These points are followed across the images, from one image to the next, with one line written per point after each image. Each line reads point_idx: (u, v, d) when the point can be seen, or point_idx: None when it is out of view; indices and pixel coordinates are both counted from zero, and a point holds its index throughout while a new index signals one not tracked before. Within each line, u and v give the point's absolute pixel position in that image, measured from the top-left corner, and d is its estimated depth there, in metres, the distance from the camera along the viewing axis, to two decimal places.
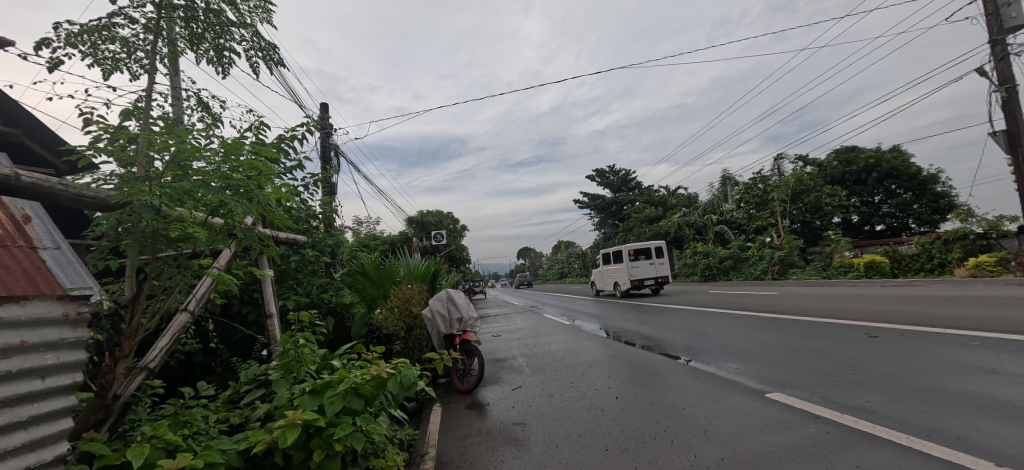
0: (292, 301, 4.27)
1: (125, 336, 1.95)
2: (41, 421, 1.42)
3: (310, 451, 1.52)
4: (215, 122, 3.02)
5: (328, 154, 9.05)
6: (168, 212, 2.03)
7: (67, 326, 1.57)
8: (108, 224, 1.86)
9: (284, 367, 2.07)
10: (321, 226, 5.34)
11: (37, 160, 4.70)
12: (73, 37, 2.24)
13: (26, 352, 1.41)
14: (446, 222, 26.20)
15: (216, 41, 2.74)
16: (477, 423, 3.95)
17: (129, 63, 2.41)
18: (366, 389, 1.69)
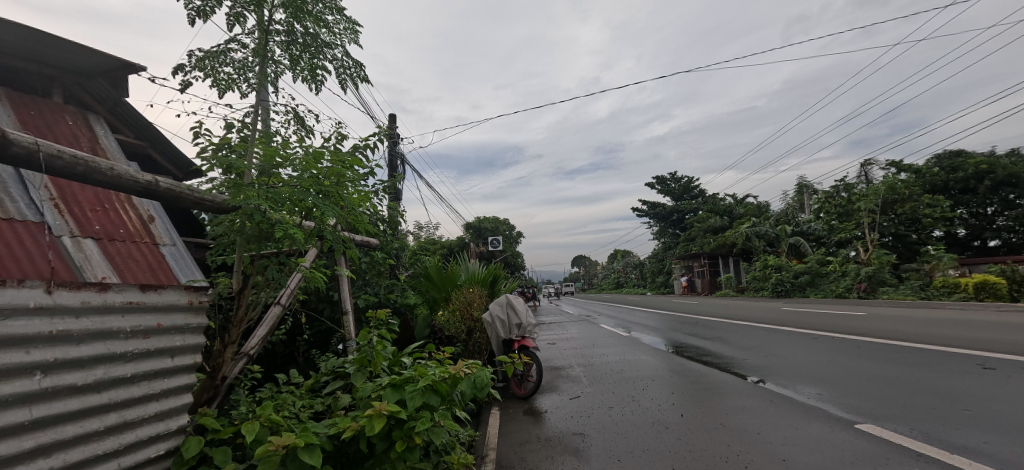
0: (363, 300, 4.57)
1: (233, 324, 2.18)
2: (170, 394, 1.63)
3: (392, 442, 1.61)
4: (306, 134, 3.33)
5: (395, 162, 9.55)
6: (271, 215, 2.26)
7: (191, 313, 1.78)
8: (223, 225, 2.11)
9: (361, 362, 2.22)
10: (389, 229, 5.65)
11: (157, 167, 5.42)
12: (199, 62, 2.58)
13: (161, 334, 1.63)
14: (502, 228, 26.54)
15: (311, 61, 3.03)
16: (535, 430, 3.96)
17: (240, 83, 2.73)
18: (443, 387, 1.75)
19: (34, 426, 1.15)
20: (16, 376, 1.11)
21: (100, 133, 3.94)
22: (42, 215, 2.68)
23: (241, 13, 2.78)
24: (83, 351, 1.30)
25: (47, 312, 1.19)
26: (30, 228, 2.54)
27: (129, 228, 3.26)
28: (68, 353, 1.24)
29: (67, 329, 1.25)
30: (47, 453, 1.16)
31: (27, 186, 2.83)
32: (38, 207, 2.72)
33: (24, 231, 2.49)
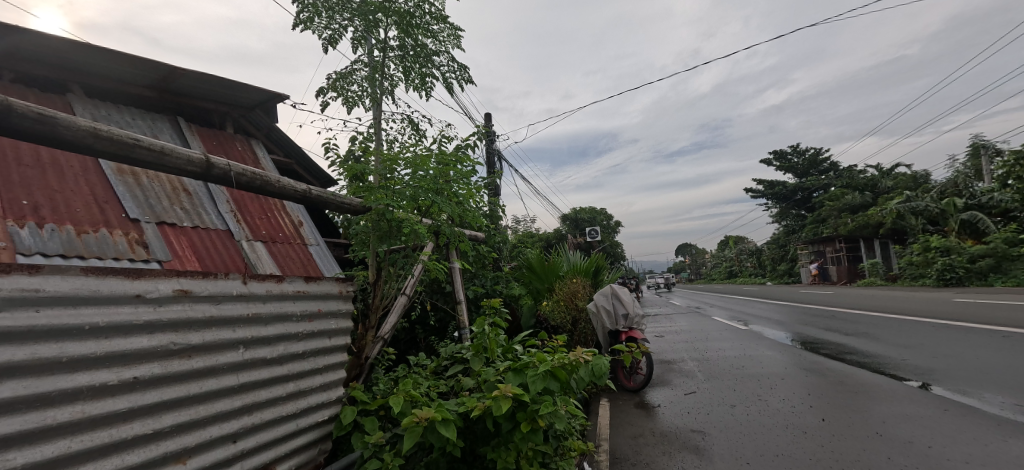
0: (473, 291, 4.85)
1: (371, 311, 2.47)
2: (332, 369, 1.88)
3: (517, 422, 1.70)
4: (418, 138, 3.63)
5: (493, 159, 9.91)
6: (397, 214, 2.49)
7: (343, 300, 2.00)
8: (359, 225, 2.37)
9: (479, 348, 2.35)
10: (491, 223, 5.92)
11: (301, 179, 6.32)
12: (332, 84, 2.97)
13: (322, 318, 1.87)
14: (599, 219, 25.96)
15: (421, 70, 3.28)
16: (648, 424, 3.82)
17: (364, 98, 3.08)
18: (562, 373, 1.79)
19: (242, 389, 1.41)
20: (226, 348, 1.36)
21: (258, 155, 4.74)
22: (227, 224, 3.41)
23: (362, 35, 3.11)
24: (268, 330, 1.54)
25: (243, 298, 1.44)
26: (220, 235, 3.28)
27: (285, 231, 3.90)
28: (259, 332, 1.49)
29: (258, 312, 1.50)
30: (249, 411, 1.41)
31: (216, 201, 3.55)
32: (224, 218, 3.46)
33: (217, 238, 3.23)
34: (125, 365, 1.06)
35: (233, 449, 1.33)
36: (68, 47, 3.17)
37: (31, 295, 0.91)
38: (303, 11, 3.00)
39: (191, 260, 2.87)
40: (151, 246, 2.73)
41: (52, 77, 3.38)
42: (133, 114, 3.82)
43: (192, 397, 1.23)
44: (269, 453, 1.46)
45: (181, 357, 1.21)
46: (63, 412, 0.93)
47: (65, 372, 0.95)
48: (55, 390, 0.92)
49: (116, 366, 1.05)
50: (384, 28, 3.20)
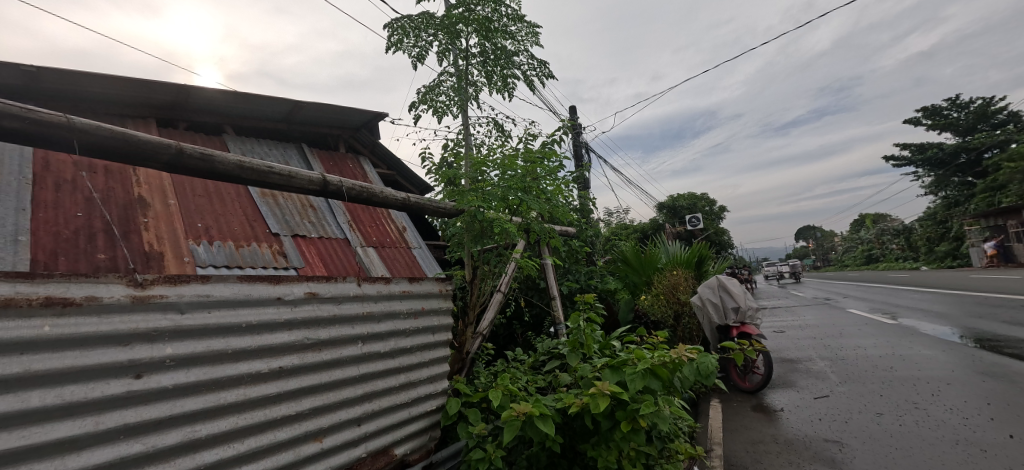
0: (566, 286, 4.83)
1: (469, 307, 2.60)
2: (438, 362, 2.00)
3: (616, 421, 1.65)
4: (504, 139, 3.72)
5: (580, 152, 9.77)
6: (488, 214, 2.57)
7: (443, 299, 2.07)
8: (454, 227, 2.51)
9: (574, 344, 2.32)
10: (582, 217, 5.85)
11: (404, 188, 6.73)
12: (422, 98, 3.18)
13: (426, 315, 1.95)
14: (701, 205, 24.06)
15: (502, 72, 3.36)
16: (770, 429, 3.44)
17: (451, 107, 3.24)
18: (663, 372, 1.69)
19: (364, 379, 1.56)
20: (348, 342, 1.51)
21: (366, 170, 5.25)
22: (345, 233, 3.84)
23: (446, 47, 3.28)
24: (381, 327, 1.67)
25: (359, 298, 1.58)
26: (340, 243, 3.72)
27: (392, 237, 4.27)
28: (374, 328, 1.63)
29: (372, 310, 1.63)
30: (368, 399, 1.56)
31: (336, 213, 4.03)
32: (342, 228, 3.90)
33: (338, 246, 3.66)
34: (272, 356, 1.26)
35: (359, 431, 1.49)
36: (220, 95, 3.85)
37: (204, 299, 1.11)
38: (393, 34, 3.25)
39: (318, 267, 3.29)
40: (288, 255, 3.21)
41: (212, 121, 4.13)
42: (268, 145, 4.48)
43: (324, 385, 1.40)
44: (386, 437, 1.61)
45: (313, 350, 1.37)
46: (230, 394, 1.13)
47: (231, 361, 1.16)
48: (225, 375, 1.13)
49: (265, 357, 1.24)
50: (466, 37, 3.33)
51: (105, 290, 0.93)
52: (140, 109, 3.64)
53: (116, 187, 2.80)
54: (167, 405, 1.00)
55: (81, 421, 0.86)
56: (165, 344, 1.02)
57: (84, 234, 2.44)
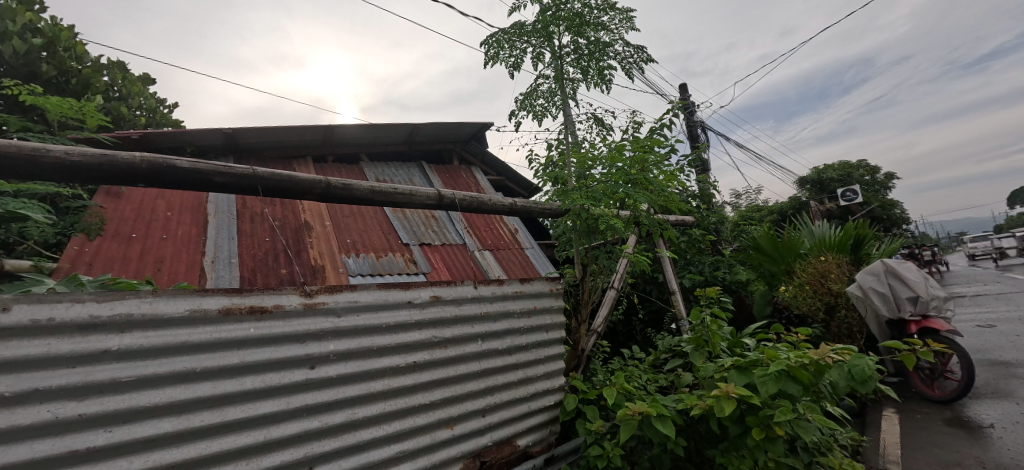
0: (688, 280, 4.51)
1: (580, 306, 2.58)
2: (556, 359, 2.00)
3: (747, 427, 1.53)
4: (606, 132, 3.63)
5: (696, 132, 8.99)
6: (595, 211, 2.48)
7: (554, 298, 2.03)
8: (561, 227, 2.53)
9: (697, 341, 2.16)
10: (702, 204, 5.40)
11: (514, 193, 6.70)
12: (522, 105, 3.27)
13: (539, 314, 1.94)
14: (857, 175, 20.15)
15: (598, 65, 3.30)
16: (973, 449, 2.75)
17: (550, 108, 3.29)
18: (804, 375, 1.49)
19: (487, 374, 1.66)
20: (469, 340, 1.62)
21: (478, 178, 5.64)
22: (463, 239, 4.18)
23: (540, 52, 3.35)
24: (498, 325, 1.74)
25: (476, 300, 1.67)
26: (459, 249, 4.04)
27: (505, 239, 4.49)
28: (491, 327, 1.71)
29: (488, 310, 1.71)
30: (490, 393, 1.66)
31: (454, 222, 4.39)
32: (461, 234, 4.24)
33: (458, 252, 3.99)
34: (408, 352, 1.44)
35: (484, 421, 1.61)
36: (355, 129, 4.49)
37: (353, 304, 1.33)
38: (489, 50, 3.41)
39: (443, 271, 3.64)
40: (418, 262, 3.62)
41: (350, 152, 4.84)
42: (395, 166, 5.11)
43: (451, 378, 1.53)
44: (509, 428, 1.71)
45: (440, 347, 1.52)
46: (378, 383, 1.34)
47: (377, 355, 1.36)
48: (373, 368, 1.34)
49: (402, 353, 1.42)
50: (559, 37, 3.35)
51: (283, 298, 1.19)
52: (300, 149, 4.45)
53: (289, 215, 3.46)
54: (333, 390, 1.25)
55: (277, 400, 1.14)
56: (328, 341, 1.26)
57: (272, 255, 3.08)
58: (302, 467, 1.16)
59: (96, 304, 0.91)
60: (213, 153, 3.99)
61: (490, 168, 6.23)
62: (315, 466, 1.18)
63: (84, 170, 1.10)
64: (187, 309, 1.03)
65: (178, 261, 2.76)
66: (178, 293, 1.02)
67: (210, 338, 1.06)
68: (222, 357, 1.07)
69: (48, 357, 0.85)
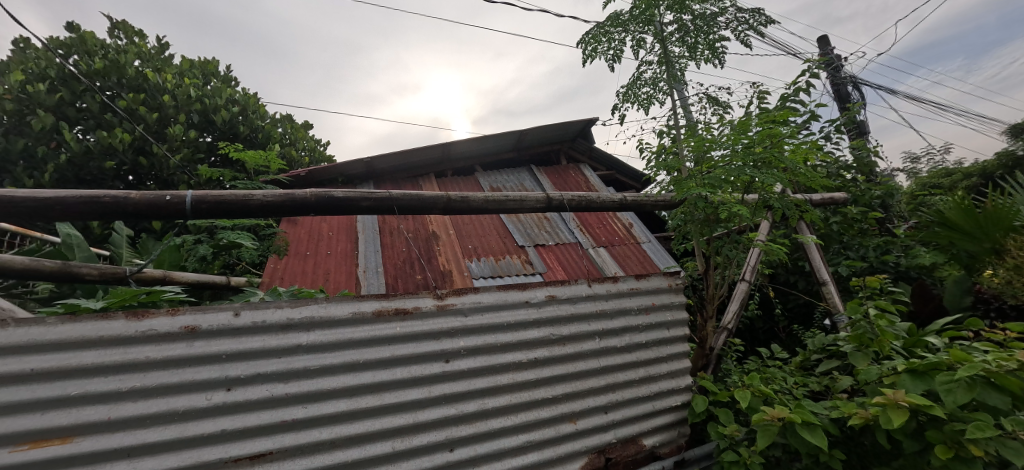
0: (845, 267, 3.83)
1: (706, 300, 2.22)
2: (681, 357, 1.89)
3: (930, 444, 1.28)
4: (724, 110, 3.31)
5: (846, 90, 7.58)
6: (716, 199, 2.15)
7: (674, 294, 1.92)
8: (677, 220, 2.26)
9: (858, 340, 1.83)
10: (859, 176, 4.54)
11: (626, 187, 6.47)
12: (626, 96, 3.16)
13: (658, 310, 1.87)
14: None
15: (707, 39, 3.06)
16: None
17: (657, 95, 3.13)
18: (1013, 383, 1.19)
19: (606, 371, 1.67)
20: (586, 338, 1.65)
21: (587, 176, 5.61)
22: (576, 237, 4.21)
23: (641, 38, 3.22)
24: (615, 323, 1.73)
25: (591, 298, 1.69)
26: (573, 247, 4.08)
27: (619, 235, 4.40)
28: (608, 324, 1.71)
29: (604, 308, 1.72)
30: (611, 390, 1.66)
31: (566, 222, 4.43)
32: (573, 233, 4.29)
33: (572, 250, 4.03)
34: (528, 349, 1.53)
35: (606, 418, 1.63)
36: (468, 143, 4.86)
37: (477, 304, 1.47)
38: (587, 47, 3.40)
39: (558, 270, 3.72)
40: (533, 263, 3.76)
41: (466, 165, 5.25)
42: (507, 173, 5.38)
43: (571, 374, 1.58)
44: (633, 427, 1.69)
45: (559, 344, 1.58)
46: (504, 377, 1.46)
47: (501, 352, 1.48)
48: (498, 363, 1.46)
49: (523, 349, 1.52)
50: (661, 18, 3.17)
51: (420, 301, 1.39)
52: (424, 168, 4.98)
53: (419, 227, 3.88)
54: (466, 382, 1.40)
55: (421, 389, 1.33)
56: (458, 338, 1.42)
57: (408, 263, 3.50)
58: (444, 448, 1.33)
59: (291, 308, 1.25)
60: (358, 180, 4.71)
61: (599, 164, 6.12)
62: (454, 448, 1.34)
63: (274, 206, 1.43)
64: (350, 312, 1.30)
65: (339, 272, 3.30)
66: (342, 299, 1.31)
67: (369, 335, 1.31)
68: (377, 350, 1.31)
69: (264, 348, 1.20)
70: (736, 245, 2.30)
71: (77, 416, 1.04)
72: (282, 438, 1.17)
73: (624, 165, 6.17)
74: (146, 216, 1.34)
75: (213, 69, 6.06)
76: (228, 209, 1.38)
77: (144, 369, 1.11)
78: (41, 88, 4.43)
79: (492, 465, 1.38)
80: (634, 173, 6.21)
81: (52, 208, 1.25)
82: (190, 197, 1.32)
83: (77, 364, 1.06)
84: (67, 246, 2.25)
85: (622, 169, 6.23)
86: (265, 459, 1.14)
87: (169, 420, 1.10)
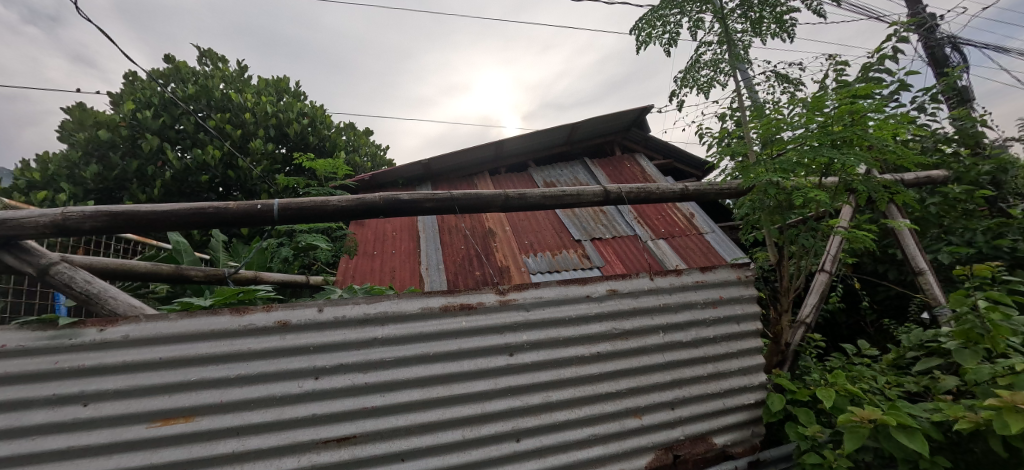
0: (946, 254, 3.41)
1: (780, 293, 2.07)
2: (753, 353, 1.80)
3: None
4: (795, 87, 3.06)
5: (945, 53, 6.68)
6: (789, 184, 1.97)
7: (743, 286, 1.82)
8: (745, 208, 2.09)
9: (964, 336, 1.63)
10: (962, 150, 4.00)
11: (686, 175, 6.19)
12: (684, 81, 3.01)
13: (726, 304, 1.78)
14: None
15: (774, 12, 2.84)
16: None
17: (718, 77, 2.95)
18: None
19: (671, 366, 1.63)
20: (650, 332, 1.62)
21: (644, 166, 5.43)
22: (634, 230, 4.11)
23: (699, 18, 3.05)
24: (680, 317, 1.68)
25: (654, 291, 1.66)
26: (631, 240, 3.99)
27: (680, 226, 4.23)
28: (672, 318, 1.66)
29: (668, 302, 1.67)
30: (677, 386, 1.62)
31: (622, 214, 4.33)
32: (631, 225, 4.18)
33: (630, 243, 3.94)
34: (590, 343, 1.53)
35: (673, 414, 1.59)
36: (520, 140, 4.90)
37: (538, 299, 1.50)
38: (640, 34, 3.29)
39: (617, 264, 3.66)
40: (590, 256, 3.72)
41: (519, 161, 5.29)
42: (560, 167, 5.36)
43: (634, 369, 1.56)
44: (703, 424, 1.64)
45: (621, 338, 1.57)
46: (567, 371, 1.47)
47: (563, 346, 1.49)
48: (560, 357, 1.47)
49: (585, 343, 1.52)
50: None
51: (483, 296, 1.45)
52: (478, 167, 5.09)
53: (475, 225, 3.98)
54: (530, 375, 1.43)
55: (487, 381, 1.39)
56: (520, 332, 1.45)
57: (467, 260, 3.61)
58: (510, 438, 1.37)
59: (367, 304, 1.35)
60: (417, 181, 4.91)
61: (656, 152, 5.91)
62: (520, 439, 1.38)
63: (348, 211, 1.54)
64: (419, 307, 1.38)
65: (403, 270, 3.48)
66: (411, 295, 1.40)
67: (437, 329, 1.38)
68: (445, 344, 1.38)
69: (345, 341, 1.31)
70: (814, 234, 2.09)
71: (196, 399, 1.21)
72: (364, 423, 1.27)
73: (683, 153, 5.90)
74: (241, 223, 1.50)
75: (285, 85, 6.59)
76: (309, 214, 1.52)
77: (246, 359, 1.26)
78: (149, 114, 5.07)
79: (558, 456, 1.41)
80: (694, 161, 5.92)
81: (169, 219, 1.44)
82: (277, 205, 1.47)
83: (195, 353, 1.23)
84: (177, 252, 2.57)
85: (680, 157, 5.97)
86: (349, 442, 1.25)
87: (268, 404, 1.24)
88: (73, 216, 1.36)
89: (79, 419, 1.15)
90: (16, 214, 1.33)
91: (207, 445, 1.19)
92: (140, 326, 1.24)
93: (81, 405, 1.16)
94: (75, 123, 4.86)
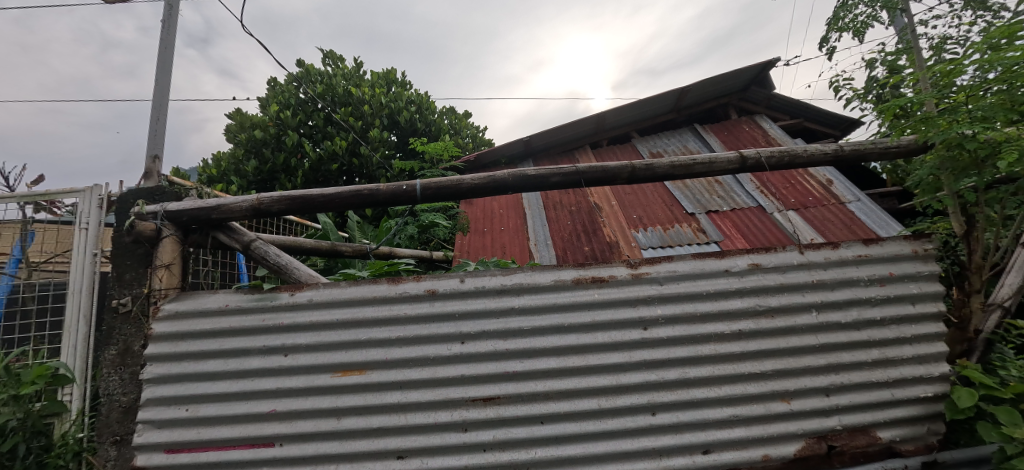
0: None
1: (968, 270, 1.72)
2: (932, 339, 1.53)
3: None
4: (991, 12, 2.43)
5: None
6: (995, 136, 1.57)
7: (920, 261, 1.55)
8: (925, 168, 1.73)
9: None
10: None
11: (818, 135, 5.37)
12: (832, 25, 2.58)
13: (896, 282, 1.53)
14: None
15: None
16: None
17: (879, 13, 2.47)
18: None
19: (826, 349, 1.46)
20: (799, 311, 1.47)
21: (766, 129, 4.85)
22: (758, 201, 3.72)
23: None
24: (837, 295, 1.49)
25: (804, 266, 1.50)
26: (755, 212, 3.63)
27: (816, 195, 3.72)
28: (828, 296, 1.49)
29: (822, 278, 1.50)
30: (833, 370, 1.45)
31: (743, 184, 3.94)
32: (754, 196, 3.79)
33: (753, 215, 3.59)
34: (731, 320, 1.44)
35: (828, 401, 1.44)
36: (623, 110, 4.67)
37: (673, 273, 1.45)
38: None
39: (738, 238, 3.37)
40: (707, 230, 3.48)
41: (622, 133, 5.07)
42: (667, 136, 5.02)
43: (782, 349, 1.44)
44: (864, 415, 1.46)
45: (767, 316, 1.45)
46: (705, 347, 1.41)
47: (700, 321, 1.43)
48: (697, 333, 1.41)
49: (726, 320, 1.44)
50: None
51: (614, 270, 1.45)
52: (579, 141, 4.99)
53: (580, 200, 3.95)
54: (666, 350, 1.40)
55: (621, 353, 1.39)
56: (654, 306, 1.42)
57: (575, 235, 3.61)
58: (647, 411, 1.37)
59: (503, 275, 1.43)
60: (519, 160, 4.99)
61: (781, 112, 5.21)
62: (656, 413, 1.37)
63: (480, 188, 1.64)
64: (552, 279, 1.43)
65: (513, 246, 3.60)
66: (544, 267, 1.44)
67: (570, 301, 1.42)
68: (579, 315, 1.41)
69: (485, 309, 1.41)
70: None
71: (367, 356, 1.40)
72: (507, 386, 1.36)
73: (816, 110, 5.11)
74: (390, 203, 1.67)
75: (393, 77, 7.08)
76: (446, 192, 1.63)
77: (404, 322, 1.42)
78: (288, 113, 5.84)
79: (696, 434, 1.37)
80: (830, 119, 5.12)
81: (332, 202, 1.65)
82: (420, 185, 1.61)
83: (364, 316, 1.43)
84: (327, 230, 2.98)
85: (812, 116, 5.18)
86: (494, 402, 1.35)
87: (424, 363, 1.39)
88: (265, 201, 1.64)
89: (282, 366, 1.41)
90: (226, 201, 1.64)
91: (378, 395, 1.38)
92: (319, 291, 1.46)
93: (282, 355, 1.42)
94: (238, 126, 5.94)
